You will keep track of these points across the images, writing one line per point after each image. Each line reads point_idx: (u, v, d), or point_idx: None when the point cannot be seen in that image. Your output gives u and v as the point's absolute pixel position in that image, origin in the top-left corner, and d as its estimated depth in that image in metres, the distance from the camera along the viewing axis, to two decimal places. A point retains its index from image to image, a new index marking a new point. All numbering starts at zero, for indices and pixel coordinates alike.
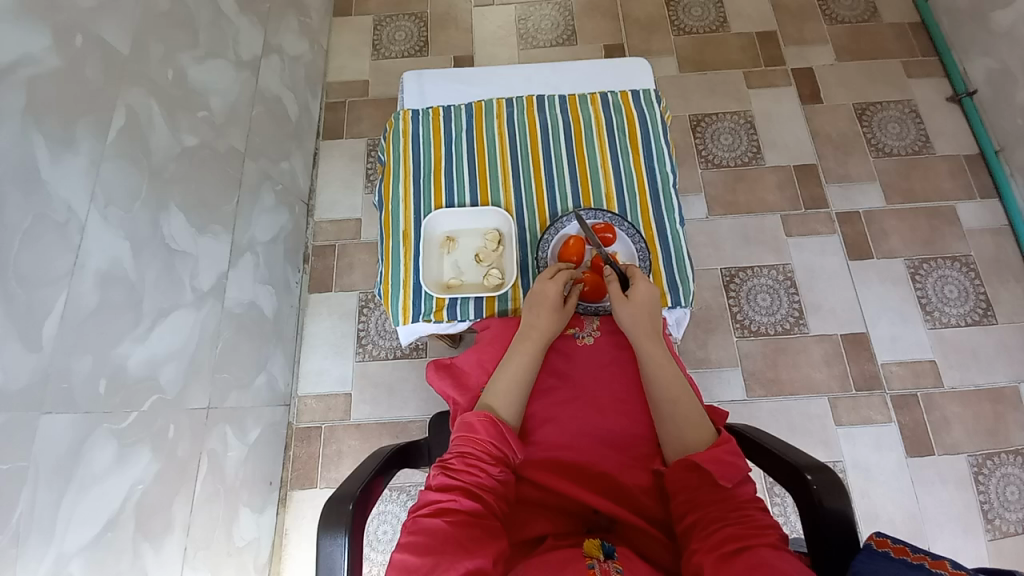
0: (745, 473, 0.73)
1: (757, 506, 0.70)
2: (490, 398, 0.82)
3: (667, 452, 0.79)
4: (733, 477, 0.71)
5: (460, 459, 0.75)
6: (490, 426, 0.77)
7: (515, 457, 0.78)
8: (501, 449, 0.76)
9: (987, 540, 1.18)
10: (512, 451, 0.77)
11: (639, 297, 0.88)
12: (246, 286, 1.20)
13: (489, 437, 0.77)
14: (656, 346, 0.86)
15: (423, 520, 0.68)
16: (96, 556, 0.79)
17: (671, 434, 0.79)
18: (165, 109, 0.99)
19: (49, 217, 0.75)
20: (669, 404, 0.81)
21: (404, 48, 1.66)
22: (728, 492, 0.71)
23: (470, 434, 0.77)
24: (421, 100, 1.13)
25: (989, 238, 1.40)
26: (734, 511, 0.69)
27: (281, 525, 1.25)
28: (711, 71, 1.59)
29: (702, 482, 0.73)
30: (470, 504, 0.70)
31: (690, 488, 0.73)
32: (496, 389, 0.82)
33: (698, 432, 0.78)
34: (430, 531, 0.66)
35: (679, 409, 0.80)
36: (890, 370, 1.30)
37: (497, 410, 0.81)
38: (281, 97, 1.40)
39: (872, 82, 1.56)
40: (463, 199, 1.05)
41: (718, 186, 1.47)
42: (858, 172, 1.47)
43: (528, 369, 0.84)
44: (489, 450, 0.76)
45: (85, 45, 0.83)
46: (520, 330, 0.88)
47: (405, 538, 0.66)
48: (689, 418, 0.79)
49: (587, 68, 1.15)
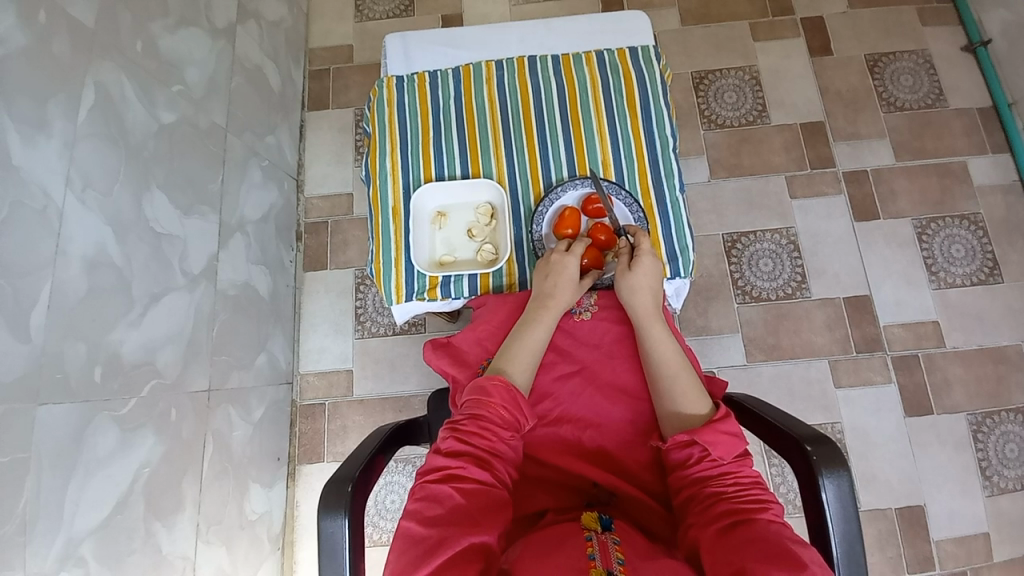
0: (742, 446, 0.72)
1: (755, 478, 0.70)
2: (503, 363, 0.79)
3: (665, 428, 0.78)
4: (732, 452, 0.71)
5: (473, 423, 0.73)
6: (504, 391, 0.75)
7: (527, 424, 0.76)
8: (514, 414, 0.75)
9: (985, 498, 1.20)
10: (528, 417, 0.76)
11: (643, 271, 0.84)
12: (240, 265, 1.19)
13: (502, 401, 0.75)
14: (659, 324, 0.83)
15: (433, 487, 0.67)
16: (106, 538, 0.81)
17: (667, 410, 0.78)
18: (139, 85, 0.95)
19: (26, 205, 0.73)
20: (667, 380, 0.79)
21: (390, 8, 1.59)
22: (726, 465, 0.70)
23: (483, 397, 0.75)
24: (405, 65, 1.08)
25: (1000, 196, 1.36)
26: (732, 485, 0.69)
27: (291, 498, 1.28)
28: (716, 24, 1.51)
29: (699, 457, 0.72)
30: (480, 473, 0.69)
31: (688, 462, 0.73)
32: (510, 355, 0.80)
33: (695, 406, 0.77)
34: (440, 499, 0.66)
35: (676, 385, 0.78)
36: (892, 333, 1.29)
37: (510, 375, 0.79)
38: (262, 66, 1.35)
39: (885, 32, 1.49)
40: (453, 172, 1.01)
41: (720, 149, 1.42)
42: (867, 130, 1.42)
43: (539, 337, 0.82)
44: (502, 415, 0.74)
45: (51, 20, 0.79)
46: (537, 299, 0.86)
47: (412, 506, 0.66)
48: (685, 392, 0.77)
49: (584, 25, 1.09)
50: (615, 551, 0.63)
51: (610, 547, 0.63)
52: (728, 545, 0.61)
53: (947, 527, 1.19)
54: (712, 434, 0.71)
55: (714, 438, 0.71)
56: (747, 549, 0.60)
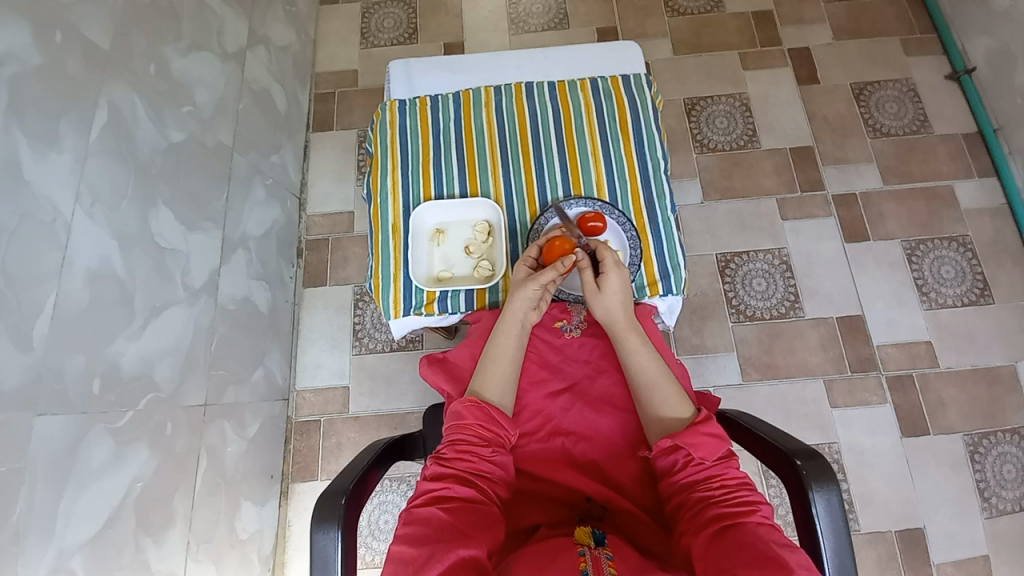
0: (727, 448, 0.72)
1: (741, 480, 0.70)
2: (478, 385, 0.80)
3: (650, 436, 0.78)
4: (714, 453, 0.71)
5: (453, 448, 0.74)
6: (477, 410, 0.76)
7: (508, 436, 0.78)
8: (492, 431, 0.76)
9: (984, 520, 1.19)
10: (502, 429, 0.77)
11: (612, 289, 0.84)
12: (240, 281, 1.20)
13: (478, 420, 0.76)
14: (635, 333, 0.83)
15: (418, 511, 0.67)
16: (96, 553, 0.80)
17: (649, 417, 0.79)
18: (150, 104, 0.98)
19: (35, 217, 0.75)
20: (646, 390, 0.79)
21: (393, 36, 1.64)
22: (711, 467, 0.70)
23: (458, 421, 0.76)
24: (407, 88, 1.12)
25: (988, 219, 1.39)
26: (719, 488, 0.69)
27: (283, 517, 1.27)
28: (707, 53, 1.56)
29: (684, 463, 0.72)
30: (464, 491, 0.69)
31: (674, 469, 0.73)
32: (483, 375, 0.81)
33: (679, 411, 0.77)
34: (427, 520, 0.66)
35: (655, 394, 0.78)
36: (886, 352, 1.30)
37: (486, 396, 0.80)
38: (269, 89, 1.39)
39: (871, 60, 1.54)
40: (452, 191, 1.03)
41: (714, 171, 1.45)
42: (855, 154, 1.46)
43: (507, 351, 0.83)
44: (479, 433, 0.75)
45: (66, 41, 0.82)
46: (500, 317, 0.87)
47: (400, 529, 0.66)
48: (667, 400, 0.78)
49: (579, 54, 1.13)
50: (608, 567, 0.63)
51: (602, 562, 0.63)
52: (720, 551, 0.61)
53: (946, 549, 1.17)
54: (694, 436, 0.71)
55: (695, 441, 0.71)
56: (737, 554, 0.60)
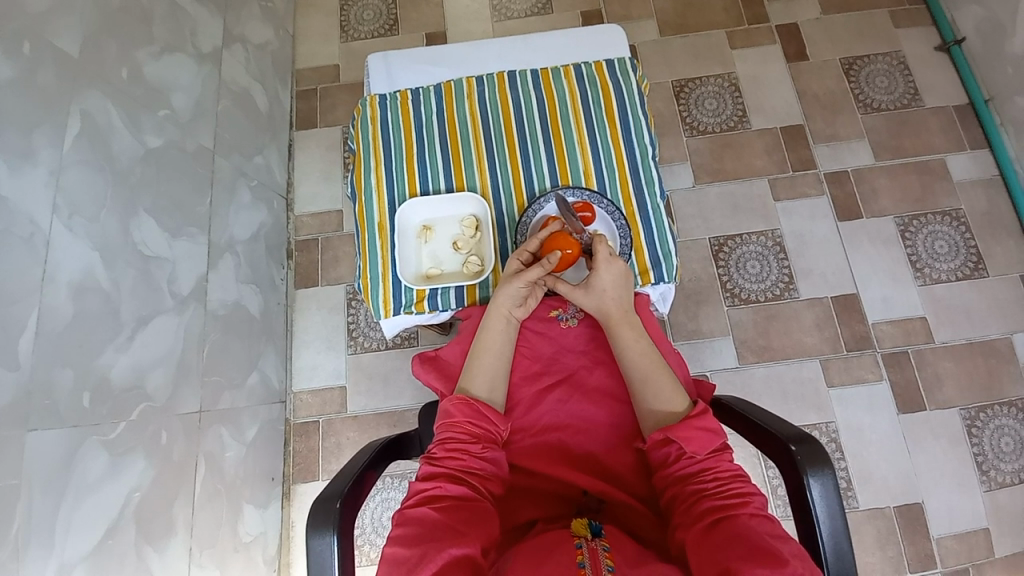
0: (722, 439, 0.72)
1: (734, 471, 0.70)
2: (465, 380, 0.80)
3: (645, 427, 0.78)
4: (707, 447, 0.71)
5: (442, 447, 0.74)
6: (465, 407, 0.76)
7: (499, 432, 0.78)
8: (482, 427, 0.76)
9: (983, 492, 1.20)
10: (492, 425, 0.76)
11: (602, 286, 0.83)
12: (230, 285, 1.19)
13: (467, 418, 0.76)
14: (631, 325, 0.82)
15: (410, 511, 0.67)
16: (99, 564, 0.80)
17: (643, 410, 0.79)
18: (125, 111, 0.96)
19: (13, 233, 0.74)
20: (640, 383, 0.79)
21: (374, 28, 1.62)
22: (704, 461, 0.70)
23: (447, 420, 0.76)
24: (388, 83, 1.10)
25: (981, 191, 1.38)
26: (712, 481, 0.69)
27: (286, 518, 1.27)
28: (694, 34, 1.54)
29: (677, 455, 0.72)
30: (456, 489, 0.69)
31: (668, 461, 0.73)
32: (470, 370, 0.81)
33: (673, 402, 0.77)
34: (419, 520, 0.66)
35: (650, 387, 0.78)
36: (881, 330, 1.30)
37: (472, 391, 0.79)
38: (249, 88, 1.36)
39: (859, 35, 1.52)
40: (438, 186, 1.02)
41: (704, 154, 1.44)
42: (846, 131, 1.44)
43: (492, 346, 0.82)
44: (469, 430, 0.75)
45: (35, 51, 0.80)
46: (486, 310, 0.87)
47: (394, 530, 0.65)
48: (662, 386, 0.78)
49: (560, 40, 1.11)
50: (605, 559, 0.63)
51: (600, 554, 0.63)
52: (714, 544, 0.61)
53: (947, 523, 1.18)
54: (688, 430, 0.71)
55: (688, 434, 0.71)
56: (732, 546, 0.60)
